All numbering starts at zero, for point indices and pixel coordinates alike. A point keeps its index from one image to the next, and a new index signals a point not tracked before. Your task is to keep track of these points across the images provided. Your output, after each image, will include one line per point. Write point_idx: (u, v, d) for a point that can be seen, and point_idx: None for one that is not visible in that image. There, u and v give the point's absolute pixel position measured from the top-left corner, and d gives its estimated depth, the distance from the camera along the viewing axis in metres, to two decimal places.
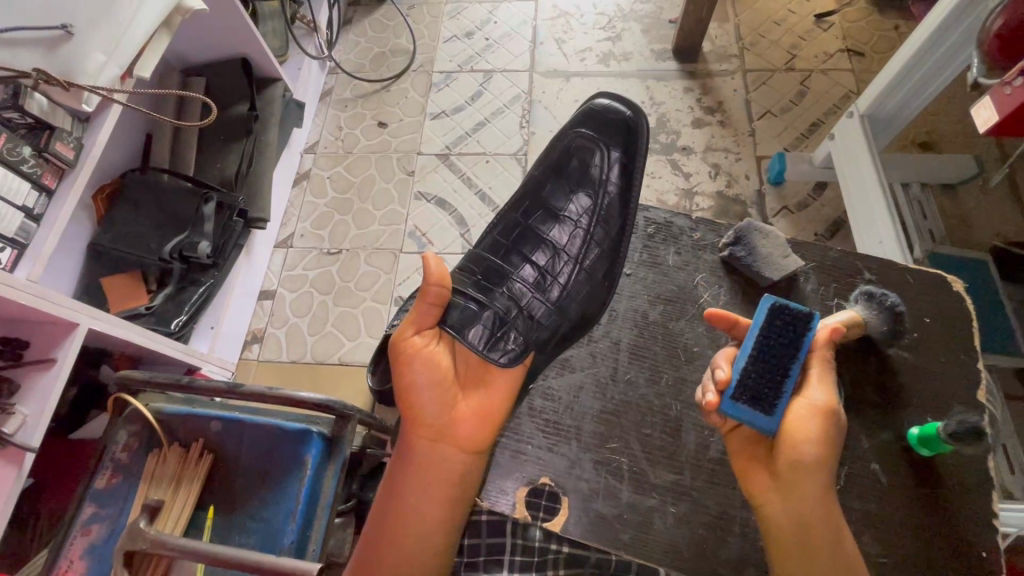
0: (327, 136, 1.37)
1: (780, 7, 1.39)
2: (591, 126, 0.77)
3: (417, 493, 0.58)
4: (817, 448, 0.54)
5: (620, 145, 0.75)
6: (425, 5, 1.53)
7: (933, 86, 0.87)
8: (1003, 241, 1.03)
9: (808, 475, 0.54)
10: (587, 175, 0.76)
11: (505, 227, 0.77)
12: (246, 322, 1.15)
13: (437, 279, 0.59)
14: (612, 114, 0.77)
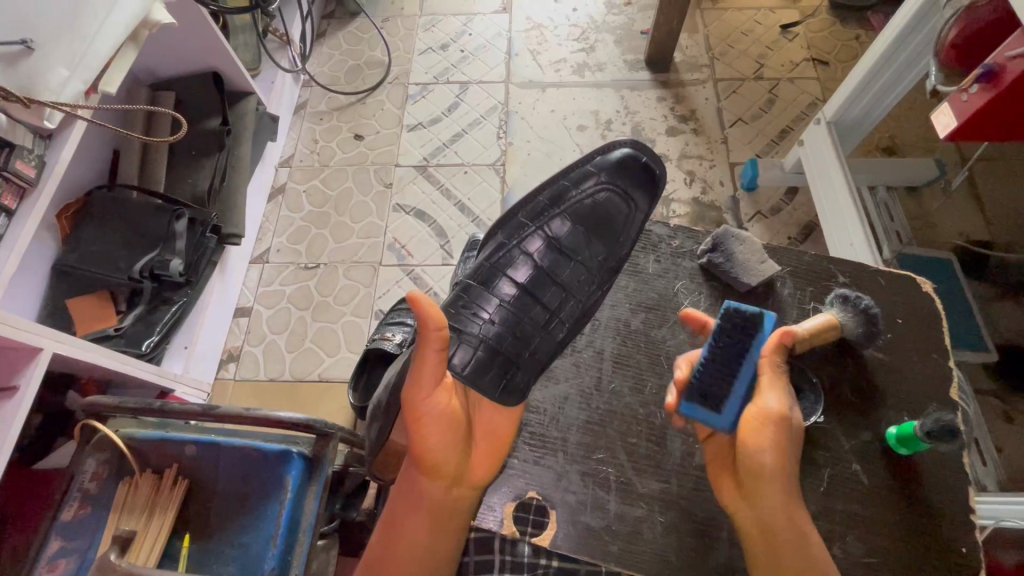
0: (303, 149, 1.35)
1: (747, 19, 1.44)
2: (617, 177, 0.72)
3: (411, 520, 0.60)
4: (774, 452, 0.55)
5: (638, 205, 0.72)
6: (399, 18, 1.53)
7: (894, 94, 0.91)
8: (966, 240, 1.08)
9: (769, 481, 0.55)
10: (602, 224, 0.71)
11: (506, 262, 0.71)
12: (221, 340, 1.12)
13: (436, 325, 0.55)
14: (637, 170, 0.73)
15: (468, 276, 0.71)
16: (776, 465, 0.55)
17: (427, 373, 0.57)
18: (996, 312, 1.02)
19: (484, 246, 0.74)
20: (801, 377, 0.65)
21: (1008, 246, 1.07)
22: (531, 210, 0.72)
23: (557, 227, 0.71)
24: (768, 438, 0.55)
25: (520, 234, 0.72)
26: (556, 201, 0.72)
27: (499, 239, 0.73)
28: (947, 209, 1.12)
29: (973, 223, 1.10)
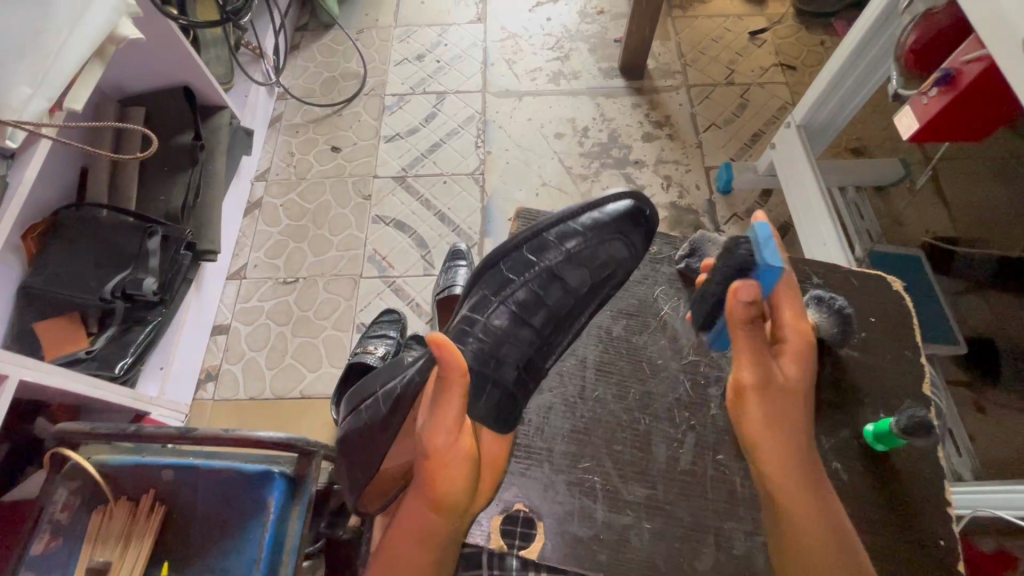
0: (279, 162, 1.34)
1: (717, 26, 1.47)
2: (617, 226, 0.65)
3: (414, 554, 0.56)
4: (766, 421, 0.54)
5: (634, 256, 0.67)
6: (374, 29, 1.53)
7: (858, 98, 0.94)
8: (932, 236, 1.12)
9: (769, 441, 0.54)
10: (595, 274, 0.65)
11: (511, 298, 0.64)
12: (199, 359, 1.09)
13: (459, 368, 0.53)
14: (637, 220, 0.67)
15: (468, 313, 0.64)
16: (770, 433, 0.54)
17: (444, 420, 0.54)
18: (963, 305, 1.05)
19: (481, 282, 0.66)
20: None
21: (972, 241, 1.11)
22: (537, 245, 0.66)
23: (565, 264, 0.65)
24: (755, 410, 0.55)
25: (526, 271, 0.65)
26: (567, 239, 0.65)
27: (502, 274, 0.65)
28: (913, 208, 1.16)
29: (938, 221, 1.14)
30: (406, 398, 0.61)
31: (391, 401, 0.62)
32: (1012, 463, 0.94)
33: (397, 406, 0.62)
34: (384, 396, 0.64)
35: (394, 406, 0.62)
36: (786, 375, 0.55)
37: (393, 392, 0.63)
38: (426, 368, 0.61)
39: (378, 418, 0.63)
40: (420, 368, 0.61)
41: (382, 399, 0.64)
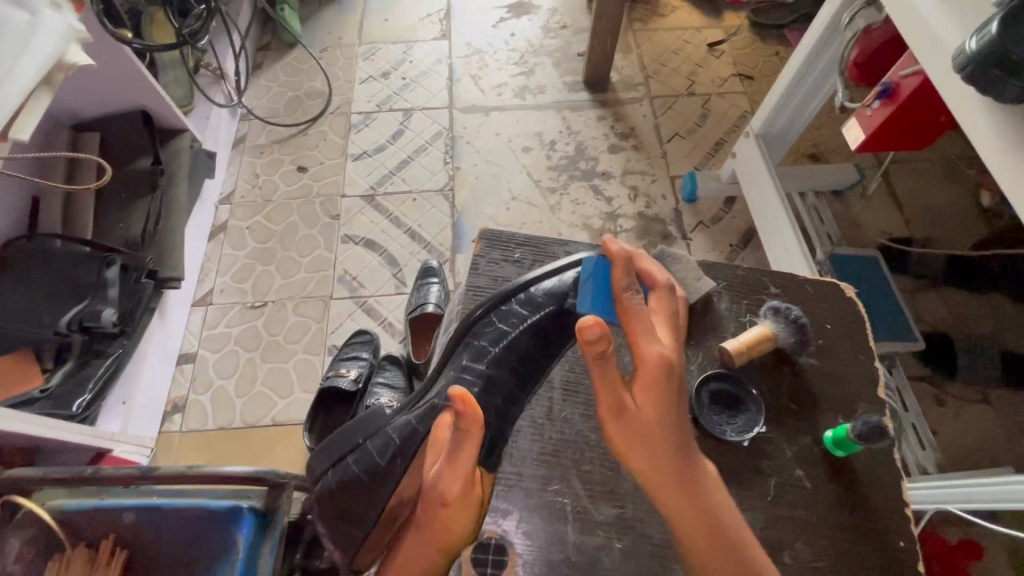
0: (244, 184, 1.31)
1: (676, 39, 1.51)
2: None
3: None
4: (632, 450, 0.43)
5: None
6: (338, 48, 1.52)
7: (807, 111, 0.98)
8: (887, 238, 1.16)
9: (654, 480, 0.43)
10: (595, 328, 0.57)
11: (509, 350, 0.51)
12: (163, 391, 1.05)
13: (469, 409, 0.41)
14: None
15: (466, 365, 0.50)
16: (644, 464, 0.43)
17: (456, 475, 0.41)
18: (920, 303, 1.10)
19: (470, 335, 0.53)
20: (743, 391, 0.60)
21: (925, 241, 1.16)
22: (528, 298, 0.54)
23: (556, 320, 0.54)
24: (618, 440, 0.43)
25: (522, 323, 0.53)
26: (556, 296, 0.55)
27: (494, 327, 0.52)
28: (869, 211, 1.20)
29: (893, 222, 1.18)
30: (411, 449, 0.48)
31: (391, 452, 0.48)
32: (972, 454, 0.98)
33: (398, 459, 0.48)
34: (377, 447, 0.49)
35: (394, 458, 0.48)
36: (641, 404, 0.43)
37: (390, 442, 0.49)
38: (430, 415, 0.49)
39: (370, 475, 0.49)
40: (422, 414, 0.49)
41: (376, 449, 0.49)
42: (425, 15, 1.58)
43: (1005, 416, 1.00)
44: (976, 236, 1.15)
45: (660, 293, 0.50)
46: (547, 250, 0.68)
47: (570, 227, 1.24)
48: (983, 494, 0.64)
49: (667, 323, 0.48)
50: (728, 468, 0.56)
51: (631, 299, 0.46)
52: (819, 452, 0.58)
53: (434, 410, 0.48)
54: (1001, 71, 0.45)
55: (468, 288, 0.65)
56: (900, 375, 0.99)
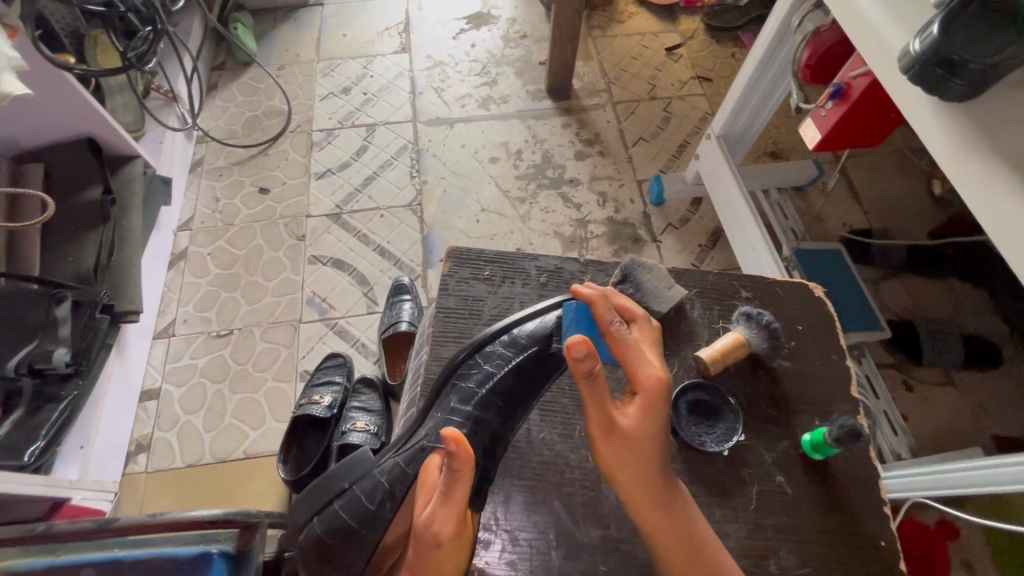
0: (203, 209, 1.27)
1: (634, 44, 1.53)
2: None
3: None
4: (620, 466, 0.43)
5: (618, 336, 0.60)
6: (295, 65, 1.49)
7: (764, 114, 1.00)
8: (849, 231, 1.19)
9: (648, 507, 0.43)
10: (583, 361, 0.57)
11: (495, 392, 0.52)
12: (127, 431, 1.00)
13: (464, 452, 0.40)
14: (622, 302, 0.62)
15: (453, 407, 0.51)
16: (631, 480, 0.43)
17: (445, 516, 0.40)
18: (883, 292, 1.13)
19: (455, 377, 0.54)
20: (719, 398, 0.60)
21: (885, 232, 1.19)
22: (511, 339, 0.55)
23: (540, 361, 0.54)
24: (608, 456, 0.43)
25: (506, 364, 0.54)
26: (540, 338, 0.55)
27: (480, 368, 0.54)
28: (830, 206, 1.23)
29: (854, 215, 1.22)
30: (399, 492, 0.48)
31: (380, 495, 0.49)
32: (942, 436, 1.01)
33: (387, 501, 0.48)
34: (366, 489, 0.49)
35: (385, 501, 0.48)
36: (632, 422, 0.44)
37: (379, 486, 0.49)
38: (419, 457, 0.49)
39: (359, 519, 0.49)
40: (411, 456, 0.49)
41: (365, 492, 0.49)
42: (384, 29, 1.56)
43: (970, 397, 1.04)
44: (931, 226, 1.19)
45: (641, 324, 0.51)
46: (518, 266, 0.67)
47: (541, 235, 1.24)
48: (953, 480, 0.66)
49: (655, 350, 0.49)
50: (709, 477, 0.56)
51: (618, 329, 0.47)
52: (796, 453, 0.58)
53: (424, 453, 0.49)
54: (943, 70, 0.47)
55: (439, 310, 0.64)
56: (870, 365, 1.01)
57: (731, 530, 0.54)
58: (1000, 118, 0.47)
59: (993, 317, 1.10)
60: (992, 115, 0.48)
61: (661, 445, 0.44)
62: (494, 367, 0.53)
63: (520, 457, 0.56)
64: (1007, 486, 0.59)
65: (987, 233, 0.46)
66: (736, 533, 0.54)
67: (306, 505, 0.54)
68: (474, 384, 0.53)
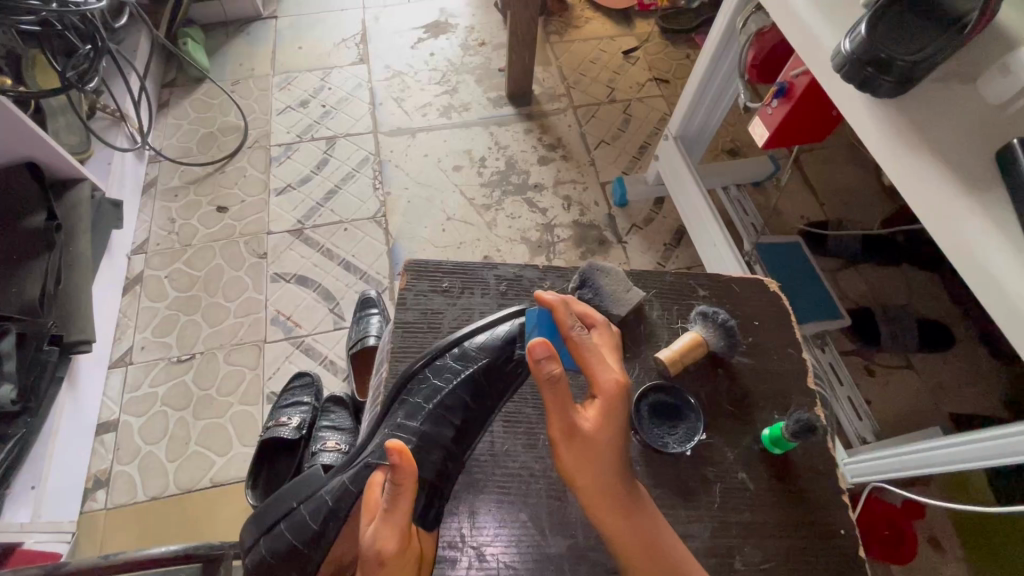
0: (158, 231, 1.23)
1: (592, 48, 1.55)
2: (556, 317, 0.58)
3: None
4: (581, 469, 0.43)
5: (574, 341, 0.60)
6: (250, 79, 1.46)
7: (718, 114, 1.03)
8: (806, 223, 1.23)
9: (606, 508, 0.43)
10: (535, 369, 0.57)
11: (442, 406, 0.53)
12: (83, 467, 0.96)
13: (406, 465, 0.40)
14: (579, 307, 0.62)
15: (400, 423, 0.52)
16: (589, 483, 0.43)
17: (389, 531, 0.40)
18: (841, 281, 1.17)
19: (405, 392, 0.54)
20: (680, 398, 0.60)
21: (839, 223, 1.23)
22: (461, 352, 0.55)
23: (490, 374, 0.54)
24: (568, 460, 0.44)
25: (455, 378, 0.54)
26: (490, 349, 0.55)
27: (429, 382, 0.54)
28: (787, 201, 1.26)
29: (810, 208, 1.25)
30: (342, 510, 0.49)
31: (324, 515, 0.50)
32: (902, 418, 1.04)
33: (331, 520, 0.49)
34: (311, 509, 0.50)
35: (328, 519, 0.49)
36: (593, 425, 0.44)
37: (323, 504, 0.50)
38: (363, 475, 0.50)
39: (305, 538, 0.50)
40: (355, 474, 0.50)
41: (310, 512, 0.50)
42: (341, 40, 1.55)
43: (927, 378, 1.08)
44: (882, 215, 1.24)
45: (601, 329, 0.51)
46: (478, 276, 0.67)
47: (508, 241, 1.23)
48: (915, 459, 0.68)
49: (613, 354, 0.50)
50: (673, 478, 0.57)
51: (578, 333, 0.47)
52: (757, 448, 0.59)
53: (368, 469, 0.49)
54: (873, 68, 0.49)
55: (397, 324, 0.63)
56: (832, 353, 1.04)
57: (696, 530, 0.55)
58: (927, 112, 0.50)
59: (944, 300, 1.14)
60: (920, 109, 0.50)
61: (619, 447, 0.44)
62: (441, 382, 0.54)
63: (486, 471, 0.56)
64: (967, 464, 0.61)
65: (921, 221, 0.49)
66: (701, 532, 0.55)
67: (261, 523, 0.56)
68: (421, 400, 0.53)
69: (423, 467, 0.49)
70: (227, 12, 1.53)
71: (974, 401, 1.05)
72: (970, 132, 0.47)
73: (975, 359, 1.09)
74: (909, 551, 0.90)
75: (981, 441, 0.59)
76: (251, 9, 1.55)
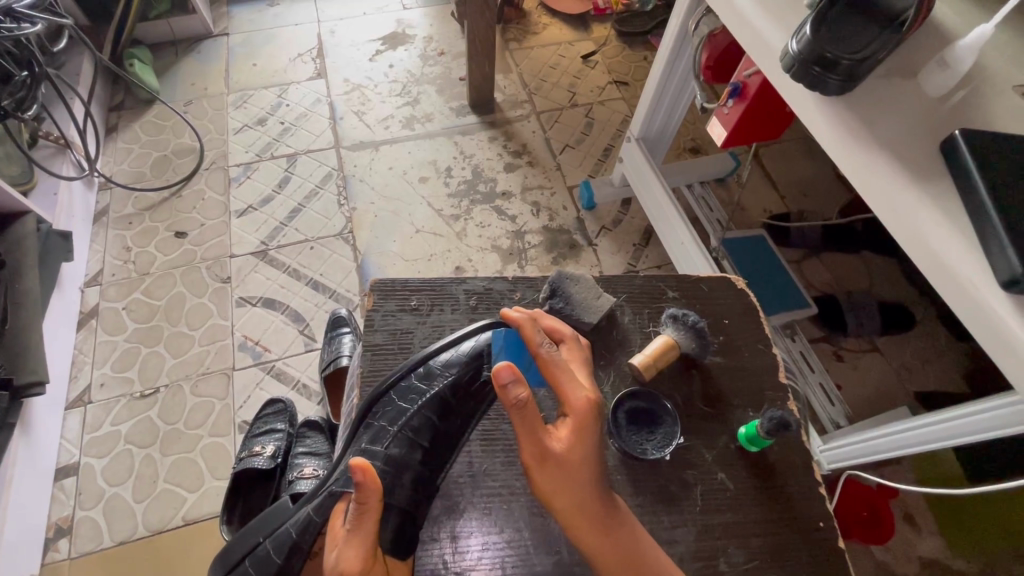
0: (113, 260, 1.17)
1: (551, 54, 1.56)
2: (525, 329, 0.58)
3: None
4: (556, 491, 0.43)
5: None
6: (204, 99, 1.42)
7: (677, 115, 1.05)
8: (768, 216, 1.26)
9: (585, 529, 0.43)
10: None
11: (408, 428, 0.52)
12: (43, 516, 0.90)
13: (367, 481, 0.41)
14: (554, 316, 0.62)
15: (365, 448, 0.51)
16: (566, 505, 0.43)
17: (349, 553, 0.40)
18: (806, 270, 1.20)
19: (370, 415, 0.53)
20: (656, 402, 0.61)
21: (800, 214, 1.27)
22: (427, 371, 0.54)
23: (457, 392, 0.53)
24: (542, 483, 0.43)
25: (421, 399, 0.53)
26: (456, 367, 0.54)
27: (394, 405, 0.53)
28: (750, 196, 1.29)
29: (771, 202, 1.29)
30: (306, 543, 0.48)
31: (287, 549, 0.48)
32: (873, 401, 1.07)
33: (295, 555, 0.48)
34: (274, 544, 0.48)
35: (292, 554, 0.48)
36: (565, 446, 0.43)
37: (286, 538, 0.48)
38: (328, 504, 0.48)
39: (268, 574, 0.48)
40: (319, 503, 0.48)
41: (273, 547, 0.48)
42: (297, 55, 1.52)
43: (892, 360, 1.11)
44: (840, 204, 1.28)
45: (569, 343, 0.51)
46: (446, 291, 0.66)
47: (478, 250, 1.23)
48: (894, 442, 0.68)
49: (583, 369, 0.50)
50: (653, 484, 0.57)
51: (547, 350, 0.47)
52: (735, 447, 0.60)
53: (331, 498, 0.48)
54: (820, 67, 0.50)
55: (366, 347, 0.62)
56: (802, 341, 1.07)
57: (680, 535, 0.55)
58: (873, 107, 0.51)
59: (903, 284, 1.18)
60: (868, 106, 0.51)
61: (594, 466, 0.44)
62: (407, 404, 0.53)
63: (467, 490, 0.55)
64: (938, 444, 0.63)
65: (875, 213, 0.50)
66: (685, 537, 0.55)
67: (228, 561, 0.54)
68: (386, 425, 0.52)
69: (396, 494, 0.48)
70: (174, 31, 1.49)
71: (938, 380, 1.09)
72: (914, 127, 0.49)
73: (936, 339, 1.13)
74: (888, 531, 0.93)
75: (959, 419, 0.59)
76: (201, 27, 1.51)
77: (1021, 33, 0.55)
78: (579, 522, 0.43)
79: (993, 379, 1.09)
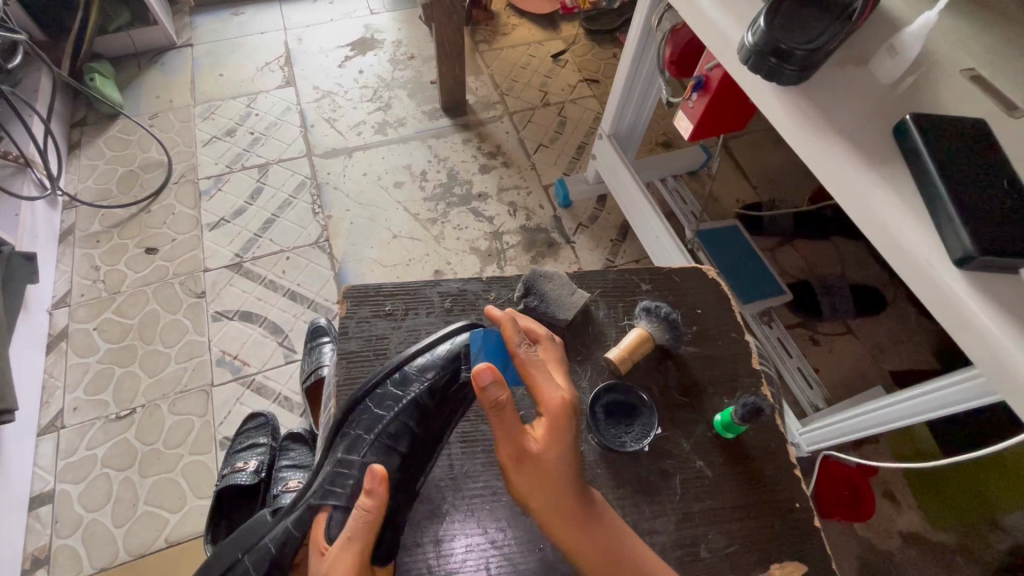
0: (81, 280, 1.14)
1: (522, 54, 1.57)
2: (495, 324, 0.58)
3: None
4: (532, 491, 0.43)
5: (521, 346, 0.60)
6: (170, 112, 1.39)
7: (646, 113, 1.07)
8: (741, 206, 1.28)
9: (562, 527, 0.43)
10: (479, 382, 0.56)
11: (385, 435, 0.52)
12: (17, 548, 0.88)
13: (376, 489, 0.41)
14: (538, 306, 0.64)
15: (341, 458, 0.51)
16: (542, 503, 0.43)
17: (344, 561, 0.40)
18: (780, 258, 1.22)
19: (346, 425, 0.54)
20: (634, 395, 0.61)
21: (772, 203, 1.29)
22: (402, 377, 0.54)
23: (434, 396, 0.53)
24: (518, 482, 0.43)
25: (397, 405, 0.53)
26: (432, 371, 0.54)
27: (370, 412, 0.53)
28: (723, 186, 1.31)
29: (743, 191, 1.31)
30: (285, 556, 0.47)
31: (267, 564, 0.47)
32: (848, 383, 1.09)
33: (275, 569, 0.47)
34: (253, 559, 0.48)
35: (271, 569, 0.47)
36: (542, 445, 0.43)
37: (265, 554, 0.47)
38: (306, 517, 0.48)
39: None
40: (298, 517, 0.48)
41: (252, 563, 0.48)
42: (264, 64, 1.50)
43: (865, 341, 1.14)
44: (809, 193, 1.30)
45: (545, 344, 0.52)
46: (421, 295, 0.66)
47: (456, 253, 1.22)
48: (870, 421, 0.70)
49: (559, 369, 0.50)
50: (633, 475, 0.57)
51: (524, 350, 0.47)
52: (712, 435, 0.60)
53: (310, 510, 0.48)
54: (775, 58, 0.51)
55: (340, 355, 0.61)
56: (779, 327, 1.09)
57: (662, 525, 0.55)
58: (830, 95, 0.52)
59: (872, 267, 1.22)
60: (822, 94, 0.52)
61: (570, 464, 0.44)
62: (383, 413, 0.53)
63: (449, 491, 0.55)
64: (902, 422, 0.66)
65: (835, 198, 0.51)
66: (667, 527, 0.55)
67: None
68: (364, 435, 0.53)
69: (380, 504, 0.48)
70: (136, 43, 1.46)
71: (910, 358, 1.12)
72: (867, 113, 0.50)
73: (907, 319, 1.16)
74: (868, 509, 0.95)
75: (937, 390, 0.60)
76: (164, 39, 1.48)
77: (966, 19, 0.57)
78: (555, 518, 0.43)
79: (962, 355, 1.12)
